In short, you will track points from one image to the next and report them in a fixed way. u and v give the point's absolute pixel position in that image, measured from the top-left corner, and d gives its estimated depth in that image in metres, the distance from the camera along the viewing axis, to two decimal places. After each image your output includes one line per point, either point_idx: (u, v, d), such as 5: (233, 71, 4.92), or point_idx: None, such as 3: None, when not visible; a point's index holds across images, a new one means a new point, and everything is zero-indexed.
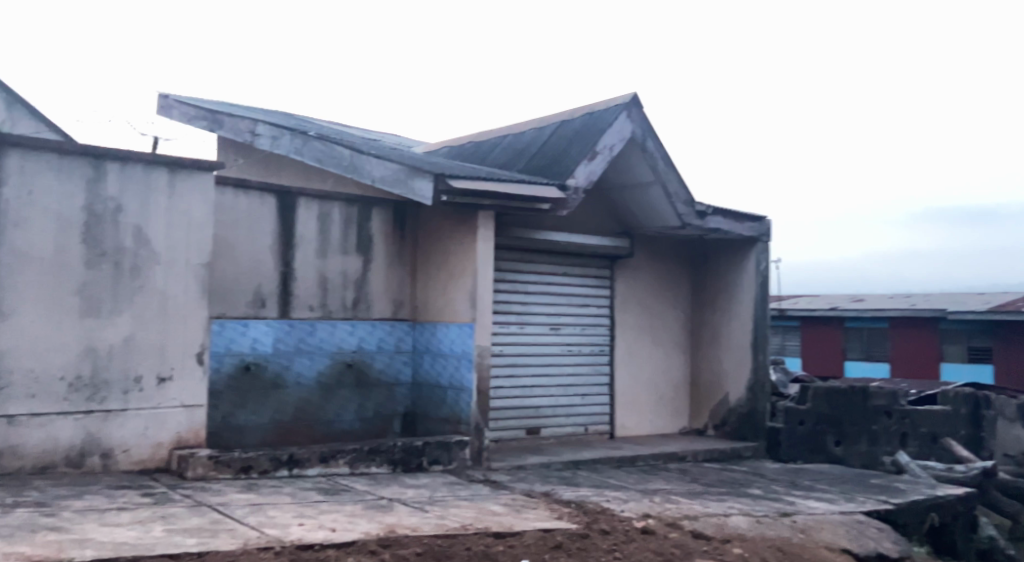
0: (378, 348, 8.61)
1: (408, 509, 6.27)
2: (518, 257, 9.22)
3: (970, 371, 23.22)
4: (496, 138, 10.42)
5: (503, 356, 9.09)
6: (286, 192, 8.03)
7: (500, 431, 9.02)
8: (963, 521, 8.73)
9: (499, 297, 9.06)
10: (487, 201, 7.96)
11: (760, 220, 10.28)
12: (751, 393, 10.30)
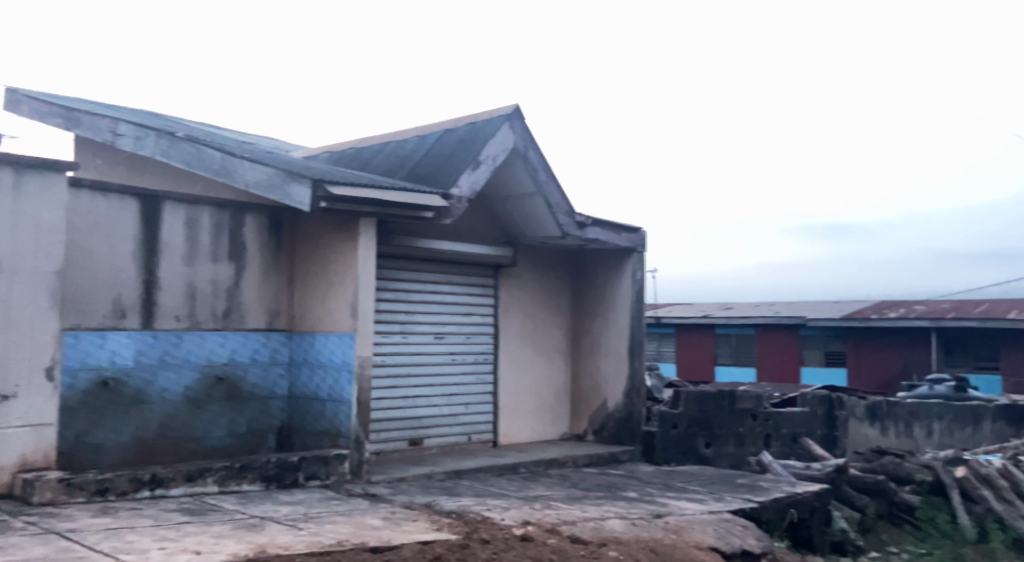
0: (251, 359, 8.37)
1: (279, 527, 6.10)
2: (402, 266, 9.12)
3: (828, 374, 24.52)
4: (374, 148, 10.24)
5: (388, 366, 8.98)
6: (149, 195, 7.69)
7: (385, 442, 8.92)
8: (820, 517, 9.11)
9: (382, 307, 8.94)
10: (367, 206, 7.79)
11: (635, 232, 10.53)
12: (628, 398, 10.50)
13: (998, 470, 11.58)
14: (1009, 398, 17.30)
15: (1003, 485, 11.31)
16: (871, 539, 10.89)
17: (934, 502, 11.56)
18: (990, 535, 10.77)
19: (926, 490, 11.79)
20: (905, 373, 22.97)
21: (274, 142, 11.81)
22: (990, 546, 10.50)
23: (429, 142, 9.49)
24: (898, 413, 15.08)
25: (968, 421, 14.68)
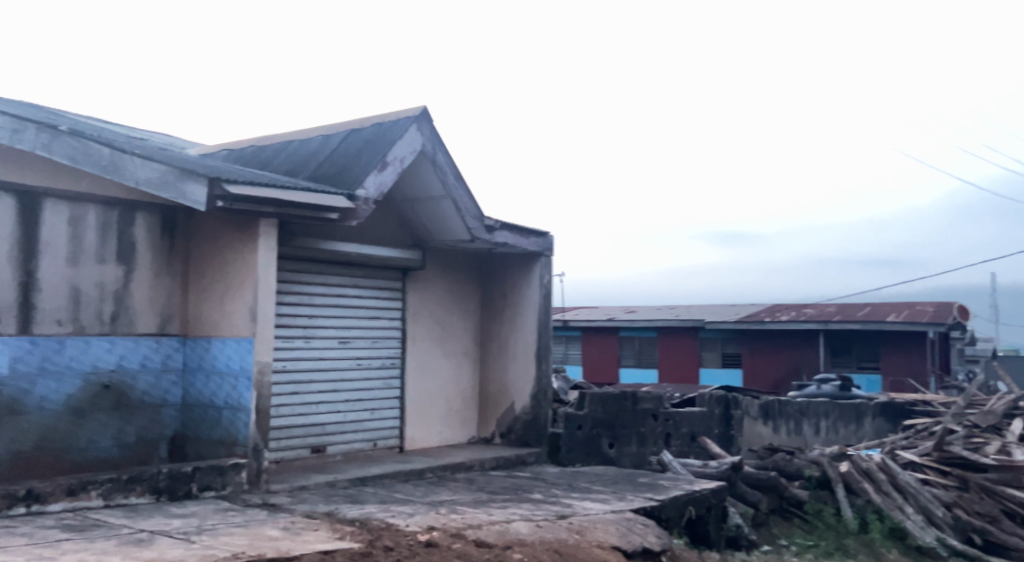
0: (141, 366, 8.07)
1: (170, 541, 5.90)
2: (305, 268, 8.96)
3: (725, 375, 25.12)
4: (277, 147, 10.02)
5: (289, 371, 8.79)
6: (28, 191, 7.33)
7: (285, 450, 8.73)
8: (716, 513, 9.35)
9: (285, 311, 8.76)
10: (268, 206, 7.65)
11: (543, 236, 10.61)
12: (535, 400, 10.55)
13: (879, 465, 12.14)
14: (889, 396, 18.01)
15: (882, 477, 11.91)
16: (765, 533, 11.18)
17: (822, 495, 12.12)
18: (870, 527, 11.28)
19: (814, 485, 12.32)
20: (795, 374, 23.77)
21: (168, 138, 11.42)
22: (869, 536, 11.07)
23: (335, 142, 9.35)
24: (788, 411, 15.99)
25: (851, 418, 15.76)
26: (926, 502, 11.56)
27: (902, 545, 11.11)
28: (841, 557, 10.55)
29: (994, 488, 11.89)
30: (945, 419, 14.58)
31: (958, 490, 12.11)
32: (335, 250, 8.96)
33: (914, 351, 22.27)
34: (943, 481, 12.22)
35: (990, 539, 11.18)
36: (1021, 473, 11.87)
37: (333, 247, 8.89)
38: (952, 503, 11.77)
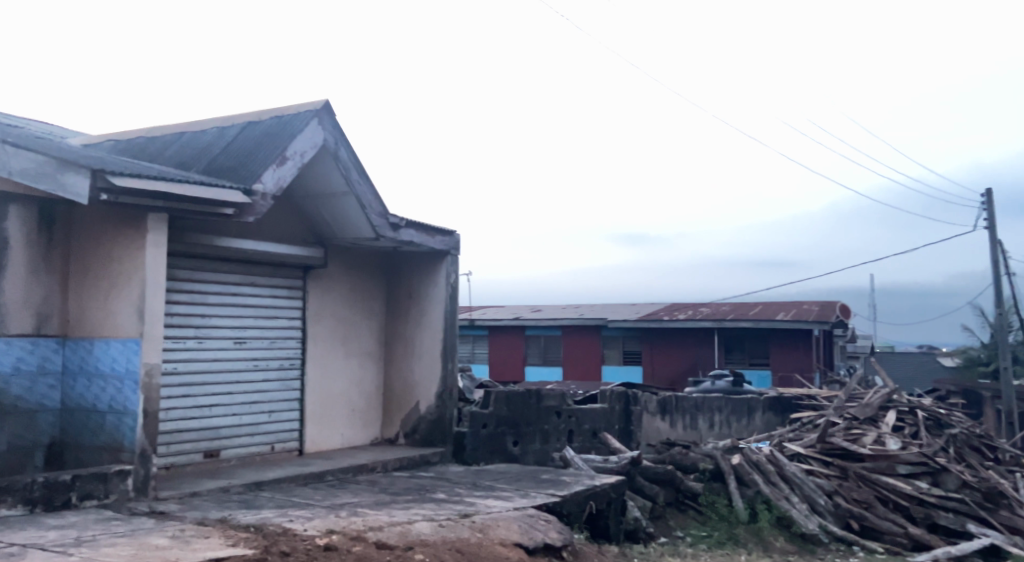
0: (16, 369, 7.66)
1: (48, 555, 5.62)
2: (199, 265, 8.70)
3: (626, 372, 25.54)
4: (169, 139, 9.69)
5: (179, 373, 8.51)
6: None
7: (176, 456, 8.45)
8: (616, 508, 9.48)
9: (177, 310, 8.49)
10: (158, 201, 7.41)
11: (449, 235, 10.56)
12: (440, 400, 10.49)
13: (768, 457, 12.68)
14: (775, 391, 18.79)
15: (771, 469, 12.44)
16: (661, 525, 11.35)
17: (715, 488, 12.44)
18: (759, 516, 11.77)
19: (708, 477, 12.60)
20: (692, 371, 24.49)
21: (49, 127, 10.90)
22: (759, 525, 11.57)
23: (232, 135, 9.11)
24: (685, 406, 16.31)
25: (743, 412, 16.47)
26: (810, 492, 12.21)
27: (788, 533, 11.63)
28: (733, 547, 10.98)
29: (869, 477, 12.90)
30: (829, 412, 15.71)
31: (838, 479, 12.98)
32: (230, 248, 8.73)
33: (801, 347, 23.19)
34: (825, 472, 13.04)
35: (866, 524, 12.03)
36: (893, 462, 13.17)
37: (229, 244, 8.69)
38: (834, 492, 12.50)
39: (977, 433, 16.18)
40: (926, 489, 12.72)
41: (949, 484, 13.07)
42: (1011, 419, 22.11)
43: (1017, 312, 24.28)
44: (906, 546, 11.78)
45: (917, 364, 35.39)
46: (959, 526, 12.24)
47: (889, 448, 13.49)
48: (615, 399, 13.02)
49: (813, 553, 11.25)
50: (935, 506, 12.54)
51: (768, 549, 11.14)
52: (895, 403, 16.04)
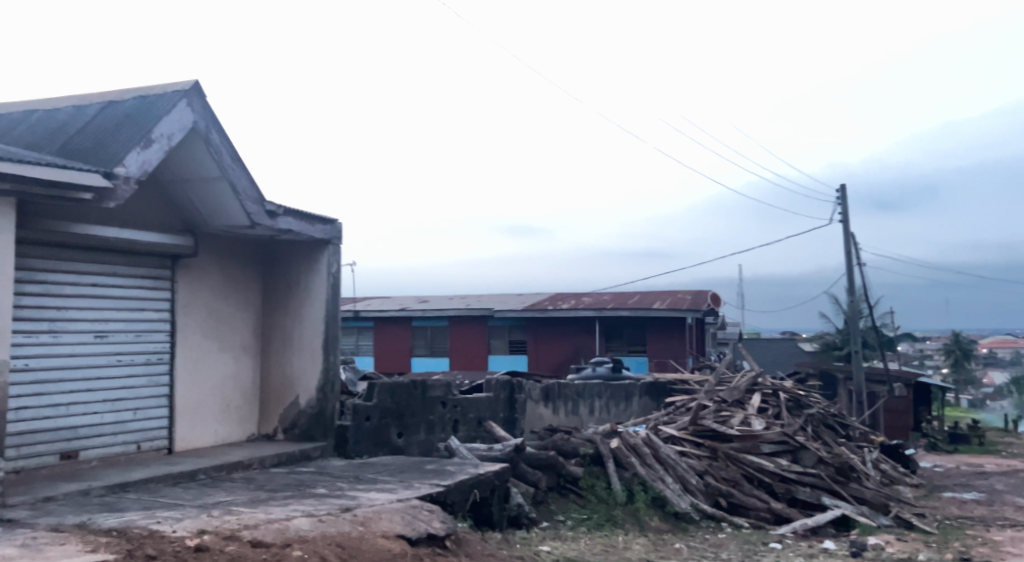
0: None
1: None
2: (53, 255, 8.27)
3: (511, 361, 25.73)
4: (20, 119, 9.14)
5: (31, 371, 8.06)
6: None
7: (29, 459, 8.01)
8: (499, 495, 9.49)
9: (28, 304, 8.05)
10: (8, 183, 6.97)
11: (330, 224, 10.35)
12: (321, 393, 10.28)
13: (643, 440, 13.09)
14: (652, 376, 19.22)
15: (647, 451, 12.88)
16: (543, 511, 11.39)
17: (595, 471, 12.58)
18: (636, 497, 12.06)
19: (588, 461, 12.76)
20: (574, 359, 24.92)
21: None
22: (636, 506, 11.85)
23: (92, 115, 8.66)
24: (568, 393, 16.49)
25: (621, 398, 16.84)
26: (682, 473, 12.72)
27: (663, 513, 12.02)
28: (612, 528, 11.16)
29: (736, 456, 13.55)
30: (700, 394, 16.14)
31: (708, 458, 13.51)
32: (88, 236, 8.30)
33: (674, 334, 23.98)
34: (697, 452, 13.51)
35: (733, 501, 12.73)
36: (758, 441, 13.86)
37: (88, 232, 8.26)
38: (705, 472, 13.06)
39: (832, 413, 17.63)
40: (786, 465, 13.53)
41: (807, 461, 13.89)
42: (861, 394, 23.00)
43: (868, 298, 25.71)
44: (770, 520, 12.53)
45: (782, 350, 37.03)
46: (815, 499, 13.12)
47: (753, 429, 14.19)
48: (499, 385, 13.03)
49: (685, 530, 11.76)
50: (794, 481, 13.39)
51: (644, 528, 11.46)
52: (760, 386, 16.72)
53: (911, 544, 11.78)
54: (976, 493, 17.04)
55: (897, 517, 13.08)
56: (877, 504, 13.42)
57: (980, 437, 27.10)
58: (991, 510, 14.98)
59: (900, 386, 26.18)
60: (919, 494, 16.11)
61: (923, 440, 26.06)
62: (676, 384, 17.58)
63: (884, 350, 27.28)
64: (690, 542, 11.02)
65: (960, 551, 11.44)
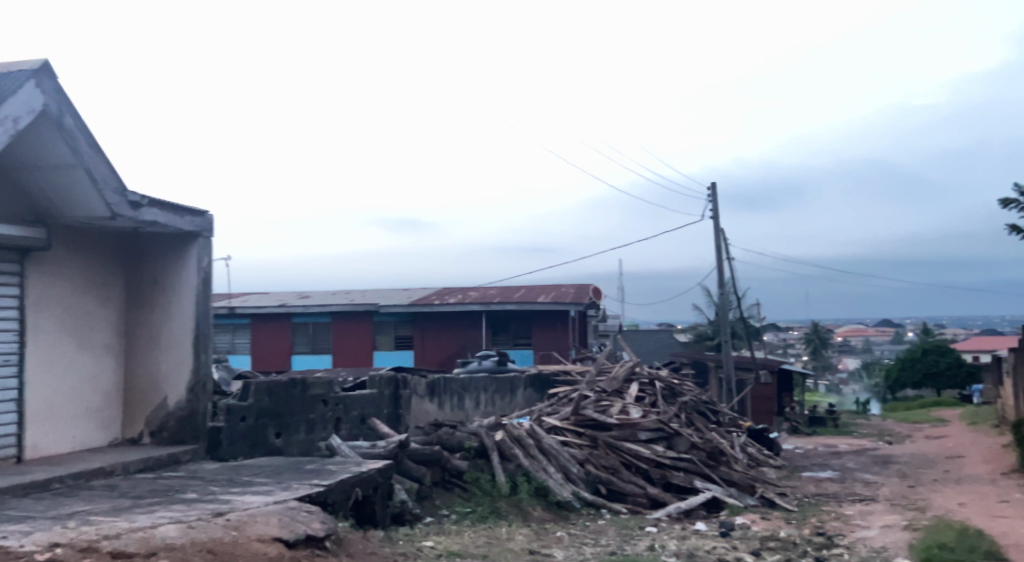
0: None
1: None
2: None
3: (398, 357, 25.46)
4: None
5: None
6: None
7: None
8: (382, 492, 9.36)
9: None
10: None
11: (201, 215, 9.97)
12: (192, 393, 9.92)
13: (526, 431, 13.12)
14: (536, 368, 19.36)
15: (530, 442, 12.92)
16: (427, 506, 11.27)
17: (479, 464, 12.50)
18: (519, 487, 12.10)
19: (473, 455, 12.62)
20: (462, 353, 24.95)
21: None
22: (519, 497, 11.89)
23: None
24: (453, 388, 16.06)
25: (507, 391, 17.22)
26: (564, 462, 12.89)
27: (545, 502, 12.13)
28: (496, 520, 11.18)
29: (615, 444, 13.79)
30: (581, 385, 16.34)
31: (589, 447, 13.67)
32: None
33: (559, 326, 24.33)
34: (579, 441, 13.67)
35: (612, 488, 12.96)
36: (635, 429, 14.16)
37: None
38: (586, 460, 13.24)
39: (704, 399, 18.17)
40: (662, 452, 13.93)
41: (681, 447, 14.27)
42: (730, 382, 23.86)
43: (736, 290, 26.72)
44: (646, 505, 12.88)
45: (657, 341, 37.92)
46: (688, 483, 13.53)
47: (631, 417, 14.47)
48: (383, 382, 12.84)
49: (567, 518, 11.92)
50: (668, 466, 13.75)
51: (528, 518, 11.52)
52: (638, 375, 17.08)
53: (774, 522, 12.28)
54: (832, 471, 17.93)
55: (761, 497, 13.60)
56: (744, 486, 13.92)
57: (836, 419, 28.63)
58: (845, 486, 15.77)
59: (766, 373, 27.37)
60: (782, 475, 16.82)
61: (785, 423, 27.20)
62: (559, 378, 18.15)
63: (752, 340, 28.38)
64: (571, 530, 11.16)
65: (817, 526, 11.98)
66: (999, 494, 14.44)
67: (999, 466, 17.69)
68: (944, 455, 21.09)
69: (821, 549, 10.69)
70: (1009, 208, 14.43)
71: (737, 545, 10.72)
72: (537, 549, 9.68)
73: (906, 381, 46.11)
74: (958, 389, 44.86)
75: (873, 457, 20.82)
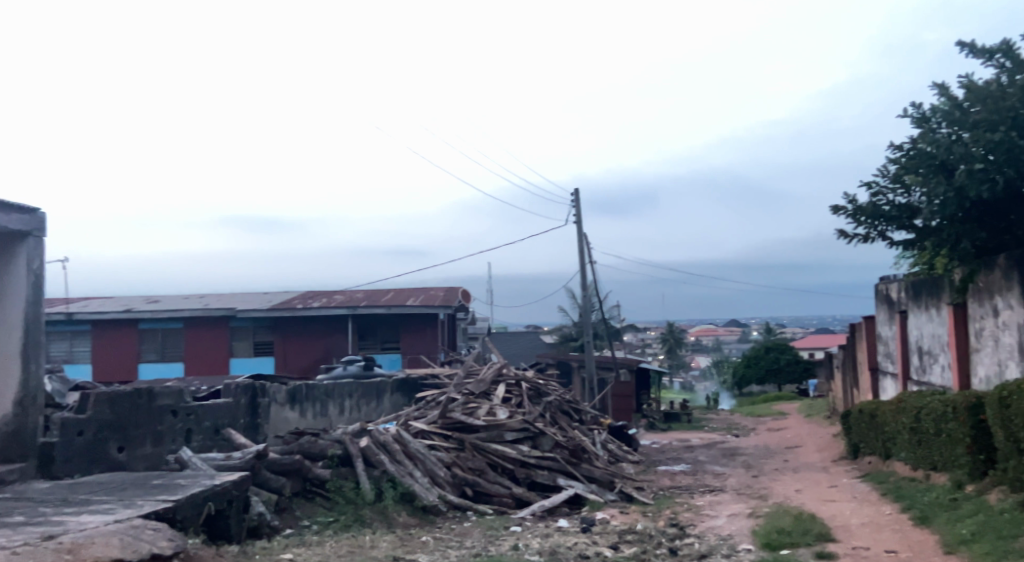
0: None
1: None
2: None
3: (256, 363, 24.63)
4: None
5: None
6: None
7: None
8: (238, 505, 8.98)
9: None
10: None
11: (31, 213, 9.39)
12: (21, 407, 9.38)
13: (392, 436, 12.89)
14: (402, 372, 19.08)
15: (396, 448, 12.69)
16: (287, 517, 10.89)
17: (342, 473, 12.16)
18: (384, 494, 11.85)
19: (336, 463, 12.28)
20: (325, 358, 24.43)
21: None
22: (383, 504, 11.64)
23: None
24: (316, 395, 15.58)
25: (372, 396, 16.91)
26: (431, 466, 12.74)
27: (410, 508, 11.93)
28: (359, 528, 10.90)
29: (482, 446, 13.74)
30: (448, 388, 16.21)
31: (455, 450, 13.56)
32: None
33: (427, 330, 24.22)
34: (445, 445, 13.54)
35: (479, 490, 12.92)
36: (501, 430, 14.16)
37: None
38: (452, 463, 13.13)
39: (567, 399, 18.35)
40: (527, 451, 13.96)
41: (545, 445, 14.36)
42: (591, 382, 24.27)
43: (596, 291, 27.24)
44: (511, 505, 12.88)
45: (522, 343, 38.20)
46: (551, 481, 13.62)
47: (497, 418, 14.47)
48: (241, 391, 12.35)
49: (433, 523, 11.77)
50: (533, 466, 13.81)
51: (392, 525, 11.31)
52: (504, 376, 17.10)
53: (631, 516, 12.49)
54: (685, 465, 18.47)
55: (621, 492, 13.82)
56: (605, 481, 14.12)
57: (688, 414, 29.65)
58: (697, 478, 16.26)
59: (624, 372, 28.00)
60: (640, 469, 17.20)
61: (642, 420, 27.93)
62: (425, 382, 18.06)
63: (611, 339, 28.96)
64: (437, 534, 11.01)
65: (672, 518, 12.27)
66: (832, 480, 15.23)
67: (832, 454, 18.68)
68: (785, 445, 22.14)
69: (674, 539, 10.93)
70: (839, 215, 15.15)
71: (597, 540, 10.82)
72: (399, 555, 9.49)
73: (750, 377, 48.23)
74: (796, 384, 47.48)
75: (723, 449, 21.62)
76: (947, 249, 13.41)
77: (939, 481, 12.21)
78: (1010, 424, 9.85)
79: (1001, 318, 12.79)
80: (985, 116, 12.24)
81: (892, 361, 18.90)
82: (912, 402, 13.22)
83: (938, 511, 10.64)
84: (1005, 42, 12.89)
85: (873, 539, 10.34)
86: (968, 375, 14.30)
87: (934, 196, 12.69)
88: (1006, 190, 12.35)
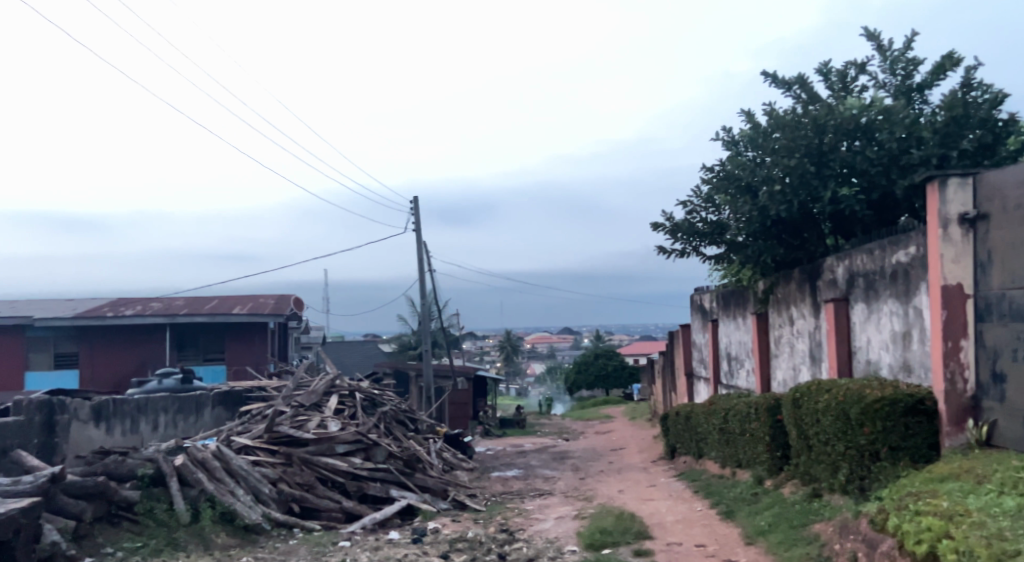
0: None
1: None
2: None
3: (55, 377, 22.84)
4: None
5: None
6: None
7: None
8: (27, 535, 8.25)
9: None
10: None
11: None
12: None
13: (212, 453, 12.21)
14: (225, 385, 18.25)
15: (216, 465, 12.02)
16: (87, 545, 10.09)
17: (155, 493, 11.36)
18: (201, 515, 11.19)
19: (147, 483, 11.44)
20: (137, 371, 23.03)
21: None
22: (200, 525, 11.00)
23: None
24: (125, 411, 14.54)
25: (191, 410, 16.03)
26: (255, 483, 12.15)
27: (231, 527, 11.33)
28: (171, 553, 10.26)
29: (311, 459, 13.25)
30: (276, 400, 15.57)
31: (283, 465, 13.02)
32: None
33: (253, 339, 23.41)
34: (272, 460, 12.95)
35: (306, 505, 12.44)
36: (332, 443, 13.75)
37: None
38: (278, 479, 12.59)
39: (403, 408, 18.05)
40: (358, 463, 13.62)
41: (378, 456, 14.06)
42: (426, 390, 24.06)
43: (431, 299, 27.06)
44: (341, 519, 12.51)
45: (359, 351, 37.54)
46: (383, 493, 13.33)
47: (328, 430, 14.04)
48: (35, 407, 11.40)
49: (255, 542, 11.25)
50: (365, 478, 13.50)
51: (209, 547, 10.70)
52: (337, 387, 16.65)
53: (463, 524, 12.38)
54: (516, 469, 18.59)
55: (453, 500, 13.70)
56: (437, 490, 13.98)
57: (523, 419, 29.93)
58: (527, 483, 16.38)
59: (461, 380, 27.93)
60: (473, 476, 17.12)
61: (479, 426, 27.94)
62: (249, 396, 17.30)
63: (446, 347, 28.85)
64: (258, 554, 10.52)
65: (502, 523, 12.25)
66: (651, 479, 15.71)
67: (653, 454, 19.32)
68: (609, 447, 22.75)
69: (503, 544, 10.91)
70: (658, 231, 15.67)
71: (426, 550, 10.64)
72: None
73: (581, 383, 49.36)
74: (623, 388, 48.99)
75: (552, 453, 21.93)
76: (754, 264, 14.10)
77: (742, 477, 12.79)
78: (802, 423, 10.44)
79: (796, 326, 13.56)
80: (784, 142, 12.73)
81: (704, 366, 19.76)
82: (721, 403, 13.84)
83: (741, 505, 11.12)
84: (799, 75, 13.71)
85: (685, 534, 10.68)
86: (769, 379, 15.08)
87: (741, 214, 13.34)
88: (800, 211, 13.02)
